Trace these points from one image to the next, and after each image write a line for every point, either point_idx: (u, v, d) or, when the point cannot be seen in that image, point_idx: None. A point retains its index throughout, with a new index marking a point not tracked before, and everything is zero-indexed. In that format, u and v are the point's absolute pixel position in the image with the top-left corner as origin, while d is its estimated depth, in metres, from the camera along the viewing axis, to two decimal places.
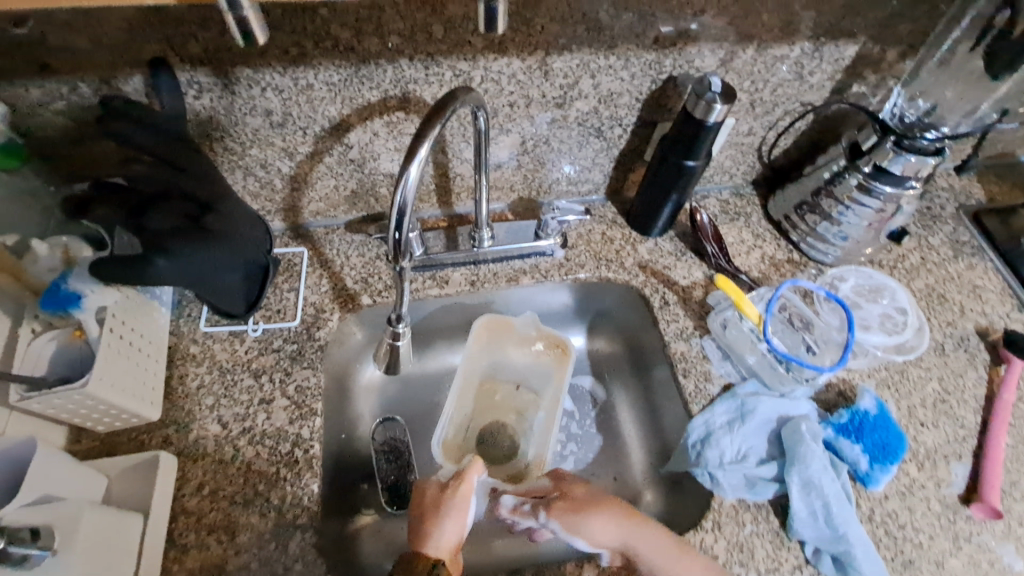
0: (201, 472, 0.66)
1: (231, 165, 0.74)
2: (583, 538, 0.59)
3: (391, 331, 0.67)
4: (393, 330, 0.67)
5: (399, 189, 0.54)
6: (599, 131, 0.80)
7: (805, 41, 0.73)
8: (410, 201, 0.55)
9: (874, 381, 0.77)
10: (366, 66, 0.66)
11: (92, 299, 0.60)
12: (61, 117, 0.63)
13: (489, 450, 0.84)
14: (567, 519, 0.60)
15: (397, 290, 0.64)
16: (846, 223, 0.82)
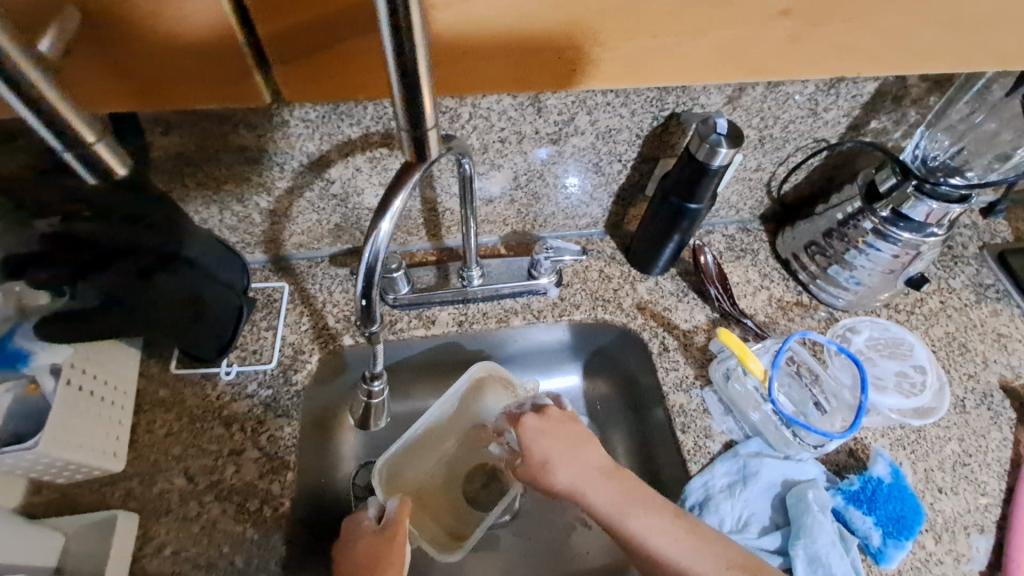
0: (164, 530, 0.62)
1: (206, 200, 0.70)
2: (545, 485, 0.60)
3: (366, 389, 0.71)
4: (367, 388, 0.70)
5: (370, 245, 0.51)
6: (597, 166, 0.76)
7: (820, 77, 0.68)
8: (382, 255, 0.52)
9: (888, 441, 0.72)
10: (344, 103, 0.61)
11: (43, 355, 0.56)
12: (19, 153, 0.59)
13: (455, 510, 0.79)
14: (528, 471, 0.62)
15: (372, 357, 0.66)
16: (859, 267, 0.77)
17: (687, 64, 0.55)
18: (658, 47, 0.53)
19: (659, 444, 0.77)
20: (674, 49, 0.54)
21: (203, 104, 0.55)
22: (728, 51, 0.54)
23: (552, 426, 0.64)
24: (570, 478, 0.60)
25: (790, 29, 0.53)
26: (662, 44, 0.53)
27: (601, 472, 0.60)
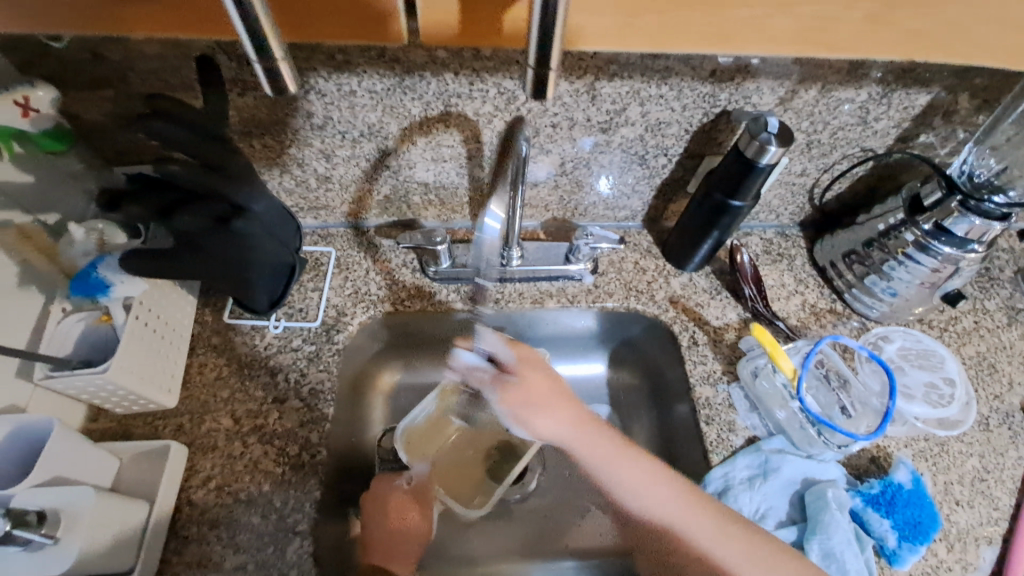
0: (209, 466, 0.66)
1: (269, 162, 0.74)
2: (527, 430, 0.69)
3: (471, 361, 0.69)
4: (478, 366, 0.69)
5: None
6: (643, 159, 0.78)
7: (874, 85, 0.68)
8: None
9: (911, 452, 0.72)
10: (410, 77, 0.64)
11: (121, 288, 0.61)
12: (108, 103, 0.63)
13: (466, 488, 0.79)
14: (518, 411, 0.69)
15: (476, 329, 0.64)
16: (897, 278, 0.77)
17: (776, 37, 0.54)
18: (749, 17, 0.53)
19: (681, 434, 0.79)
20: (767, 18, 0.53)
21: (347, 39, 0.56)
22: (813, 24, 0.54)
23: (533, 365, 0.70)
24: (553, 430, 0.68)
25: (870, 9, 0.52)
26: (767, 14, 0.53)
27: (616, 447, 0.66)
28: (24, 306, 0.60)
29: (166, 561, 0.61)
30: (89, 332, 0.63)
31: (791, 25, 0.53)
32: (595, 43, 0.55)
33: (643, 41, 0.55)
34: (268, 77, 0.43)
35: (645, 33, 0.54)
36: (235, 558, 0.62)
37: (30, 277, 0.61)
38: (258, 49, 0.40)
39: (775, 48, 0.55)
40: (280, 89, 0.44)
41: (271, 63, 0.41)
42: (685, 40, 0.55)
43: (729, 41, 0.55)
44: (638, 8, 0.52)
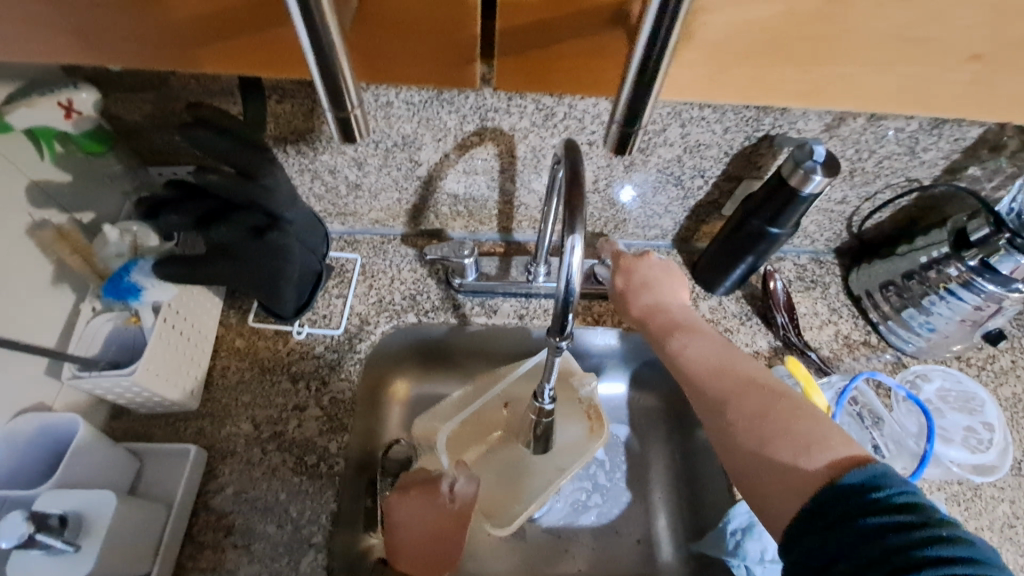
0: (228, 471, 0.66)
1: (301, 168, 0.74)
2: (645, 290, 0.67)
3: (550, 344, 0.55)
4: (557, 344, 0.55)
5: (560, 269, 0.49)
6: (678, 180, 0.76)
7: (925, 116, 0.66)
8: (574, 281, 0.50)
9: (944, 495, 0.70)
10: (448, 90, 0.63)
11: (151, 292, 0.60)
12: (147, 105, 0.64)
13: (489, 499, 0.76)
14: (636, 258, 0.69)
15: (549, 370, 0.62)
16: (936, 313, 0.74)
17: (870, 93, 0.53)
18: (843, 74, 0.52)
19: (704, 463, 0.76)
20: (863, 78, 0.52)
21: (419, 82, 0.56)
22: (913, 84, 0.52)
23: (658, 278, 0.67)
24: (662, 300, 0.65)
25: (973, 73, 0.51)
26: (859, 74, 0.52)
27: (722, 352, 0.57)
28: (56, 305, 0.61)
29: (181, 565, 0.61)
30: (117, 332, 0.63)
31: (891, 84, 0.52)
32: (683, 93, 0.54)
33: (732, 94, 0.55)
34: (339, 126, 0.42)
35: (732, 86, 0.53)
36: (248, 566, 0.61)
37: (63, 275, 0.62)
38: (332, 99, 0.39)
39: (870, 105, 0.55)
40: (347, 136, 0.43)
41: (342, 113, 0.41)
42: (774, 92, 0.54)
43: (820, 97, 0.54)
44: (729, 63, 0.51)
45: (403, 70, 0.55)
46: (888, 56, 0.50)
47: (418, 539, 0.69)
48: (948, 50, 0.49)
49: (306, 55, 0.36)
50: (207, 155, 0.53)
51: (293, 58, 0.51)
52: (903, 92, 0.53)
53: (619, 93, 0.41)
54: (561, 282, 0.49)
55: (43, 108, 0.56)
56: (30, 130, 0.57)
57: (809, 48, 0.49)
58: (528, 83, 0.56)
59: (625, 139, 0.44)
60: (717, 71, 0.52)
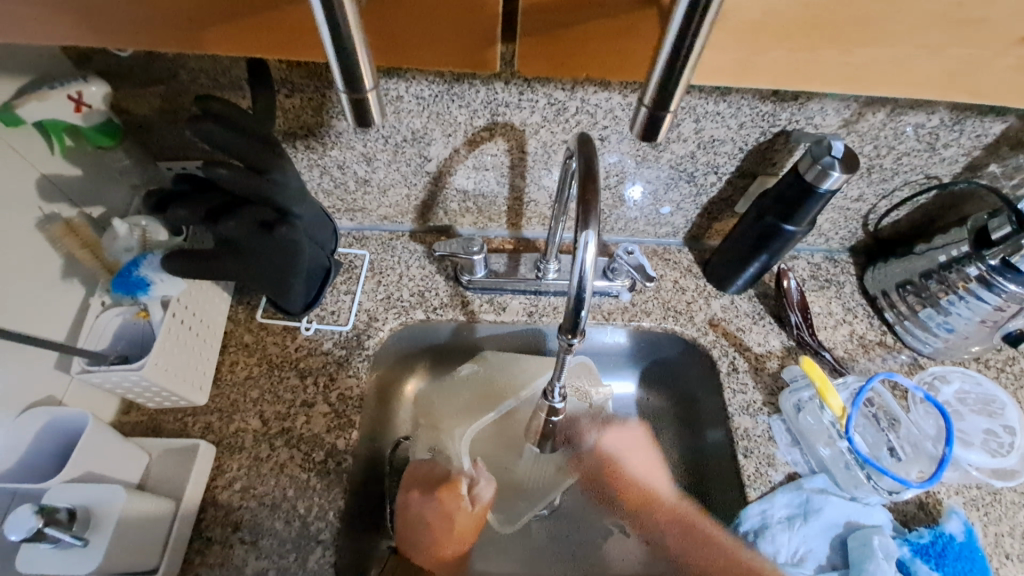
0: (236, 466, 0.66)
1: (310, 163, 0.73)
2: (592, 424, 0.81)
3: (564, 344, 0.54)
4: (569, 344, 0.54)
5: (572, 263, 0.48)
6: (691, 176, 0.75)
7: (947, 111, 0.64)
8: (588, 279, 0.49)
9: (962, 500, 0.68)
10: (459, 84, 0.63)
11: (159, 287, 0.60)
12: (157, 99, 0.64)
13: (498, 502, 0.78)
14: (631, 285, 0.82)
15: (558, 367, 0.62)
16: (955, 313, 0.72)
17: (916, 78, 0.51)
18: (887, 57, 0.49)
19: (715, 464, 0.75)
20: (905, 62, 0.50)
21: (441, 66, 0.55)
22: (957, 68, 0.50)
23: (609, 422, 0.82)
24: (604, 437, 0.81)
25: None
26: (905, 55, 0.49)
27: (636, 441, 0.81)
28: (66, 298, 0.61)
29: (189, 560, 0.61)
30: (125, 327, 0.63)
31: (936, 68, 0.50)
32: (716, 77, 0.52)
33: (766, 79, 0.53)
34: (353, 108, 0.41)
35: (768, 71, 0.51)
36: (256, 562, 0.61)
37: (72, 269, 0.62)
38: (347, 80, 0.38)
39: (911, 91, 0.53)
40: (362, 121, 0.41)
41: (357, 95, 0.39)
42: (813, 77, 0.52)
43: (861, 82, 0.52)
44: (766, 45, 0.49)
45: (419, 53, 0.53)
46: (937, 35, 0.48)
47: (435, 538, 0.69)
48: (995, 31, 0.47)
49: (319, 28, 0.35)
50: (216, 148, 0.53)
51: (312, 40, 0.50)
52: (947, 78, 0.51)
53: (650, 73, 0.39)
54: (571, 276, 0.49)
55: (53, 102, 0.56)
56: (41, 123, 0.57)
57: (851, 30, 0.47)
58: (552, 69, 0.54)
59: (654, 125, 0.41)
60: (749, 55, 0.50)
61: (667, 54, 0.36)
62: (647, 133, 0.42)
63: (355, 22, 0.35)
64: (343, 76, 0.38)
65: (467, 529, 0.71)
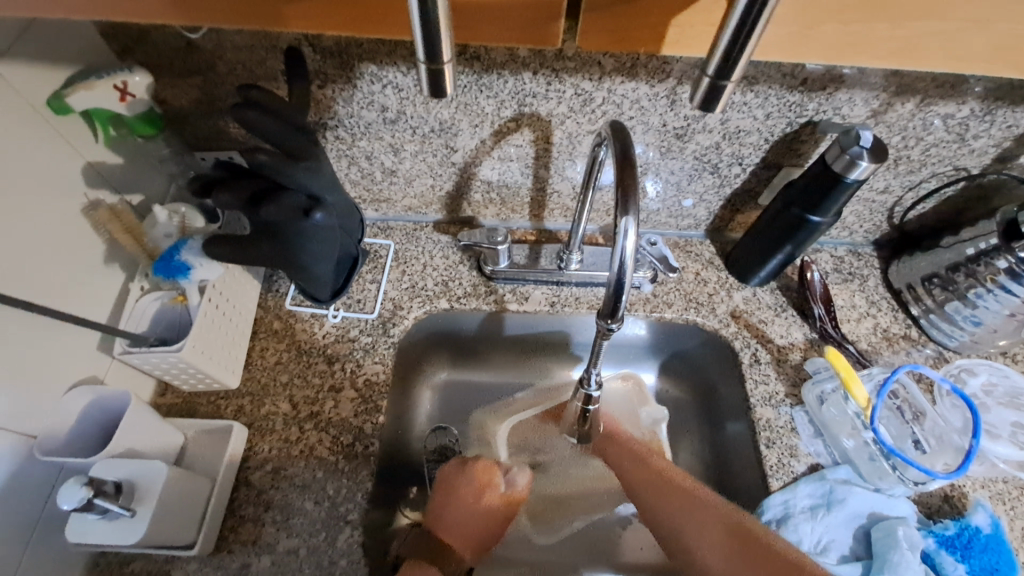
0: (267, 448, 0.68)
1: (338, 154, 0.75)
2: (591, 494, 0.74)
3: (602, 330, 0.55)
4: (609, 328, 0.54)
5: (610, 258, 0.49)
6: (715, 167, 0.75)
7: (977, 101, 0.64)
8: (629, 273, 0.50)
9: (988, 493, 0.68)
10: (488, 75, 0.64)
11: (199, 271, 0.62)
12: (194, 90, 0.66)
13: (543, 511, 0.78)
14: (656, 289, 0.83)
15: (594, 355, 0.62)
16: (982, 307, 0.72)
17: (962, 56, 0.46)
18: (936, 31, 0.45)
19: (736, 455, 0.76)
20: (959, 35, 0.45)
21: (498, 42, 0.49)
22: (1012, 42, 0.45)
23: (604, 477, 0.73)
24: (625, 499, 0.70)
25: None
26: (959, 27, 0.44)
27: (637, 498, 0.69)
28: (107, 282, 0.63)
29: (223, 537, 0.63)
30: (164, 310, 0.65)
31: (988, 42, 0.45)
32: (780, 52, 0.47)
33: (815, 53, 0.47)
34: (429, 78, 0.40)
35: (820, 47, 0.46)
36: (287, 540, 0.63)
37: (114, 254, 0.64)
38: (428, 50, 0.38)
39: (958, 66, 0.47)
40: (435, 89, 0.41)
41: (436, 66, 0.39)
42: (863, 53, 0.47)
43: (907, 58, 0.47)
44: (820, 18, 0.44)
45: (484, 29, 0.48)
46: (991, 9, 0.43)
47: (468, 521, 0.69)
48: None
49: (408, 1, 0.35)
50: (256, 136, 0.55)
51: (387, 13, 0.47)
52: (1001, 51, 0.46)
53: (713, 48, 0.38)
54: (611, 261, 0.49)
55: (100, 91, 0.58)
56: (87, 112, 0.60)
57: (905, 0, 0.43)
58: (615, 44, 0.49)
59: (713, 94, 0.40)
60: (803, 28, 0.45)
61: (732, 31, 0.36)
62: (706, 102, 0.41)
63: (443, 14, 0.36)
64: (423, 46, 0.38)
65: (496, 511, 0.71)
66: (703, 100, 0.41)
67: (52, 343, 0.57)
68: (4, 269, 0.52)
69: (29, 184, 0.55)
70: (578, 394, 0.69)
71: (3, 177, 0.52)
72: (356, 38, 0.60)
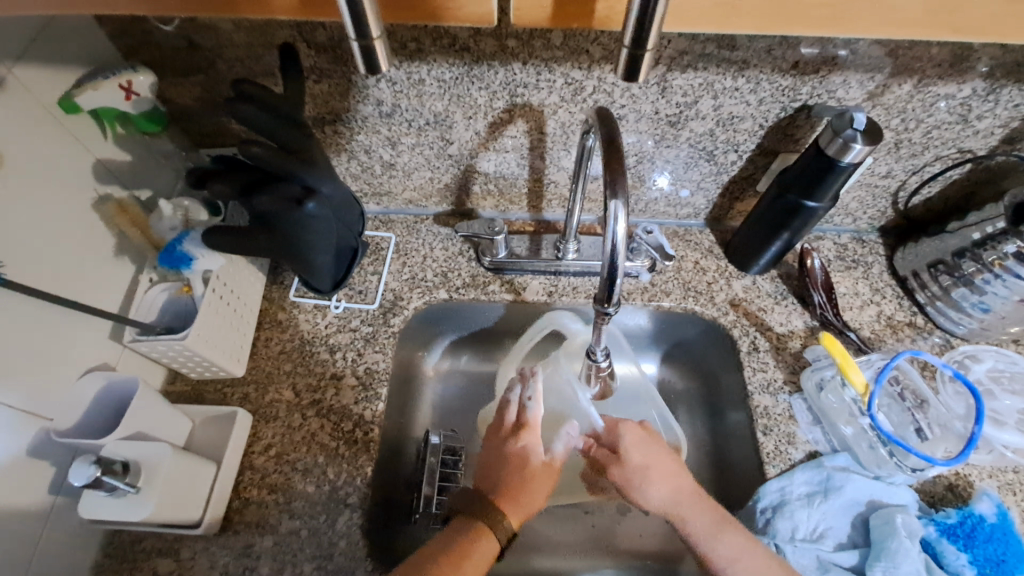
0: (271, 434, 0.70)
1: (339, 149, 0.77)
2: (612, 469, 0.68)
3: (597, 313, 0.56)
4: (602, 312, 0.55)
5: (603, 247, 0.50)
6: (711, 154, 0.74)
7: (979, 79, 0.62)
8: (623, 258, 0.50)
9: (996, 483, 0.66)
10: (478, 66, 0.65)
11: (200, 262, 0.65)
12: (199, 88, 0.69)
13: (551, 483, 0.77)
14: (654, 277, 0.82)
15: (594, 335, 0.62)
16: (990, 293, 0.70)
17: (902, 18, 0.43)
18: None
19: (735, 443, 0.76)
20: None
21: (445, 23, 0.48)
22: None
23: (639, 444, 0.66)
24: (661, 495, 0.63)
25: None
26: None
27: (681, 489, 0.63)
28: (119, 274, 0.66)
29: (229, 518, 0.65)
30: (171, 301, 0.68)
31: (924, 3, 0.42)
32: (700, 25, 0.45)
33: (748, 24, 0.45)
34: (362, 56, 0.41)
35: (751, 15, 0.44)
36: (289, 522, 0.65)
37: (124, 247, 0.67)
38: (356, 28, 0.39)
39: (895, 29, 0.44)
40: (371, 67, 0.42)
41: (365, 41, 0.40)
42: (797, 21, 0.44)
43: (842, 22, 0.44)
44: None
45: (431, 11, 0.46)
46: None
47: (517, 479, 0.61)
48: None
49: None
50: (252, 130, 0.57)
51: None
52: (938, 14, 0.43)
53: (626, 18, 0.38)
54: (601, 246, 0.50)
55: (106, 91, 0.61)
56: (96, 111, 0.63)
57: None
58: (550, 18, 0.47)
59: (634, 63, 0.41)
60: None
61: None
62: (628, 72, 0.41)
63: None
64: (353, 24, 0.39)
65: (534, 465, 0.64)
66: (627, 72, 0.41)
67: (66, 331, 0.60)
68: (20, 260, 0.55)
69: (43, 181, 0.58)
70: (586, 363, 0.73)
71: (19, 173, 0.55)
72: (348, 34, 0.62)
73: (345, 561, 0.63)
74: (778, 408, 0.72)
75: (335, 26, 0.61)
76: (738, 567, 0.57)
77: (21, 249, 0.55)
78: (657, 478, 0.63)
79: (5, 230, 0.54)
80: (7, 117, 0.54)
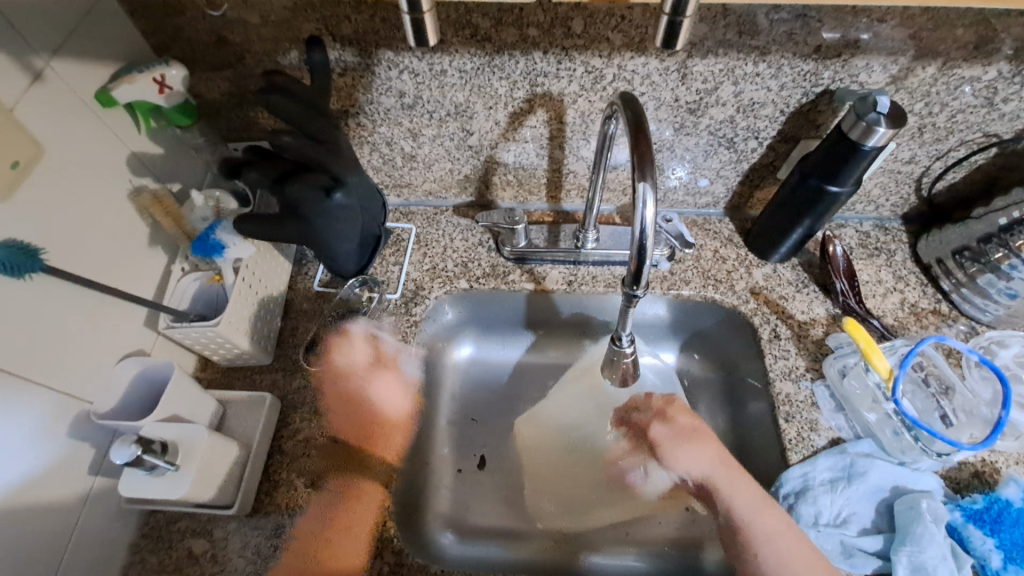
0: (298, 419, 0.72)
1: (361, 141, 0.78)
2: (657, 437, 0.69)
3: (627, 296, 0.56)
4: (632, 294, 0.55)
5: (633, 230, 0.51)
6: (730, 142, 0.75)
7: (1005, 62, 0.62)
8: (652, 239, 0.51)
9: None
10: (499, 56, 0.65)
11: (232, 250, 0.67)
12: (227, 83, 0.71)
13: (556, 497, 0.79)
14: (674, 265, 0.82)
15: (620, 319, 0.63)
16: (1018, 278, 0.69)
17: None
18: None
19: (756, 431, 0.76)
20: None
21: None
22: None
23: (684, 410, 0.69)
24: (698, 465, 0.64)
25: None
26: None
27: (723, 466, 0.63)
28: (152, 263, 0.69)
29: (259, 499, 0.67)
30: (203, 290, 0.70)
31: None
32: None
33: None
34: (412, 29, 0.43)
35: None
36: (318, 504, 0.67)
37: (157, 237, 0.70)
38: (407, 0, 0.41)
39: None
40: (419, 39, 0.44)
41: (416, 15, 0.41)
42: None
43: None
44: None
45: None
46: None
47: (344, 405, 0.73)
48: None
49: None
50: (281, 120, 0.59)
51: None
52: None
53: None
54: (633, 231, 0.51)
55: (141, 84, 0.63)
56: (130, 105, 0.65)
57: None
58: None
59: (673, 30, 0.42)
60: None
61: None
62: (666, 38, 0.42)
63: None
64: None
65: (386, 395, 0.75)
66: (663, 37, 0.42)
67: (103, 318, 0.63)
68: (60, 248, 0.57)
69: (81, 172, 0.60)
70: (608, 350, 0.69)
71: (58, 165, 0.58)
72: (373, 27, 0.63)
73: (372, 542, 0.64)
74: (800, 395, 0.71)
75: (360, 19, 0.63)
76: (784, 548, 0.57)
77: (61, 238, 0.57)
78: (696, 448, 0.65)
79: (47, 218, 0.56)
80: (47, 110, 0.56)
